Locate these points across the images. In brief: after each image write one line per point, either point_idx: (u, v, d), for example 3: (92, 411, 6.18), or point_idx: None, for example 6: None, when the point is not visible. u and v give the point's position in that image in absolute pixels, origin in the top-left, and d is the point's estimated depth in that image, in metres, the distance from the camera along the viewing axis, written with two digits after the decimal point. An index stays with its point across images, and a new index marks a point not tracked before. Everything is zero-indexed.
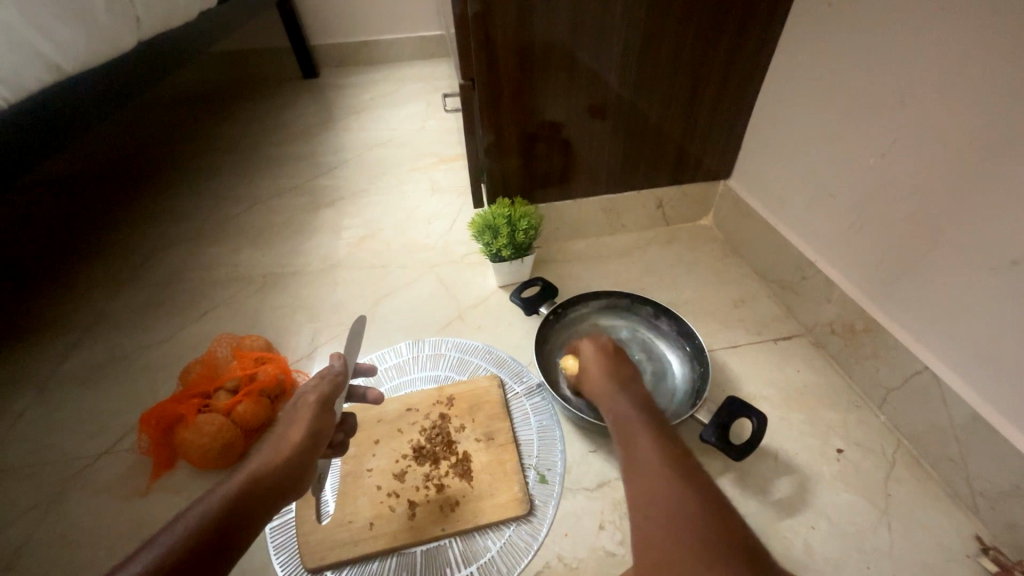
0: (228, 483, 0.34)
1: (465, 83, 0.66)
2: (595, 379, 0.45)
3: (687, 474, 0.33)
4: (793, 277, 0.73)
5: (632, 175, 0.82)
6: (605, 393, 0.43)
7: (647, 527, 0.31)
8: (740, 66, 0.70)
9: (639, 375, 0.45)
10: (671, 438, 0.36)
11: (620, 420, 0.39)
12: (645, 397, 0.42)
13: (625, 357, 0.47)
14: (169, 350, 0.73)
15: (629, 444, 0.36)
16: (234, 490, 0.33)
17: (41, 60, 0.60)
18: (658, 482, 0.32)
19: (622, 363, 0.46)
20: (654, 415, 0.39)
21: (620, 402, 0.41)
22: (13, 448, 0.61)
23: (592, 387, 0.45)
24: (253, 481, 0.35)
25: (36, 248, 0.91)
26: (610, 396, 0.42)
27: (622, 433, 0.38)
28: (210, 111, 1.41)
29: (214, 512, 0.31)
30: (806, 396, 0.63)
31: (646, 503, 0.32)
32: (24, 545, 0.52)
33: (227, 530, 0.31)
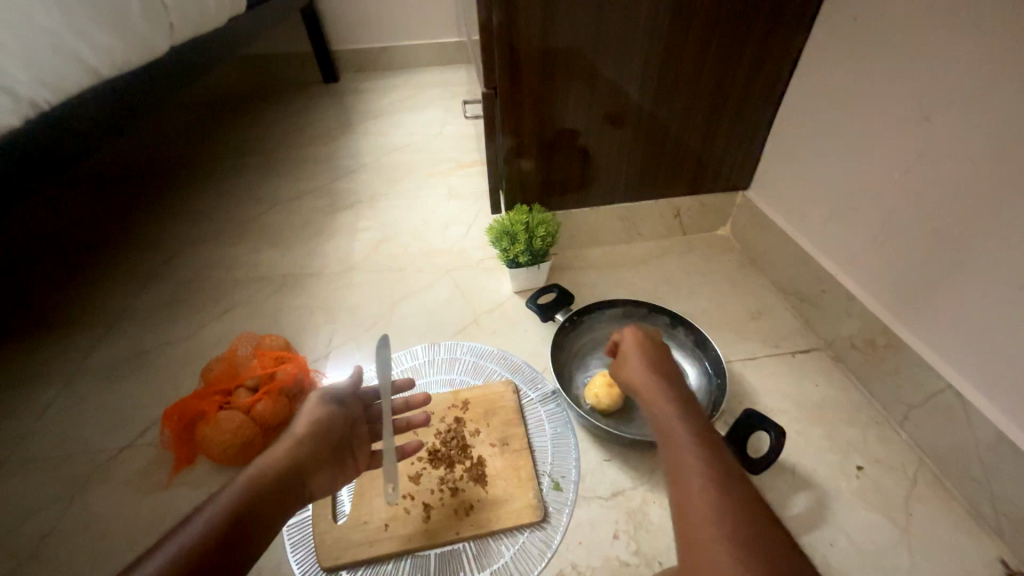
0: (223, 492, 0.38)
1: (487, 91, 0.67)
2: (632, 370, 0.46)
3: (723, 470, 0.34)
4: (812, 290, 0.72)
5: (649, 184, 0.82)
6: (643, 386, 0.44)
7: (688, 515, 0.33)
8: (761, 78, 0.70)
9: (673, 374, 0.46)
10: (717, 451, 0.36)
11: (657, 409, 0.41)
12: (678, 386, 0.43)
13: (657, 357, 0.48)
14: (191, 346, 0.74)
15: (666, 442, 0.38)
16: (228, 500, 0.37)
17: (81, 63, 0.62)
18: (696, 480, 0.34)
19: (656, 363, 0.46)
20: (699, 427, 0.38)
21: (657, 395, 0.42)
22: (39, 438, 0.63)
23: (627, 374, 0.47)
24: (248, 492, 0.38)
25: (65, 243, 0.94)
26: (646, 388, 0.44)
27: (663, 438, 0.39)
28: (234, 113, 1.44)
29: (207, 527, 0.35)
30: (824, 411, 0.63)
31: (685, 498, 0.33)
32: (49, 535, 0.53)
33: (224, 542, 0.35)
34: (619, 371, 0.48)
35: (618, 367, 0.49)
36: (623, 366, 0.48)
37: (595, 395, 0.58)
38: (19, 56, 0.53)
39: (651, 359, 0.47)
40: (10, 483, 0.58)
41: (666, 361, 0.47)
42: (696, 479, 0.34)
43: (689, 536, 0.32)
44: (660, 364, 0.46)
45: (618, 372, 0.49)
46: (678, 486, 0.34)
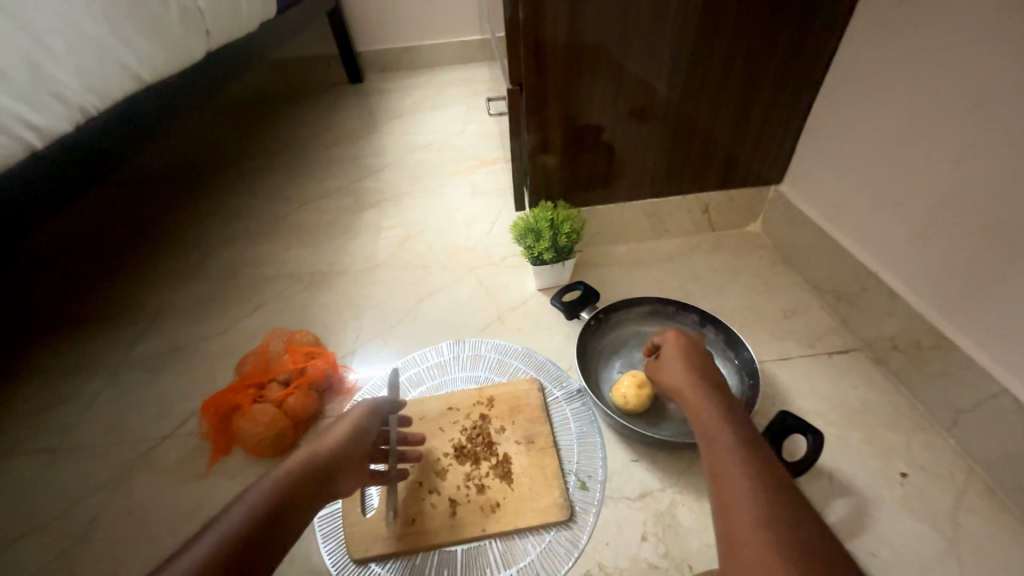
0: (256, 489, 0.38)
1: (513, 88, 0.67)
2: (674, 371, 0.47)
3: (765, 474, 0.35)
4: (851, 288, 0.69)
5: (677, 180, 0.80)
6: (688, 389, 0.45)
7: (725, 508, 0.34)
8: (797, 68, 0.67)
9: (719, 378, 0.46)
10: (764, 456, 0.36)
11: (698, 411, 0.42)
12: (721, 390, 0.44)
13: (705, 361, 0.48)
14: (225, 341, 0.77)
15: (707, 443, 0.39)
16: (261, 499, 0.38)
17: (125, 70, 0.64)
18: (738, 480, 0.35)
19: (702, 366, 0.47)
20: (747, 431, 0.39)
21: (698, 397, 0.43)
22: (88, 427, 0.66)
23: (667, 378, 0.48)
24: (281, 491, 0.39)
25: (109, 242, 0.99)
26: (687, 390, 0.44)
27: (705, 437, 0.39)
28: (264, 115, 1.49)
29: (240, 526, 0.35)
30: (864, 414, 0.60)
31: (726, 496, 0.34)
32: (98, 519, 0.56)
33: (256, 542, 0.35)
34: (659, 372, 0.49)
35: (658, 369, 0.50)
36: (663, 368, 0.49)
37: (623, 395, 0.57)
38: (70, 65, 0.56)
39: (692, 362, 0.47)
40: (62, 468, 0.61)
41: (709, 365, 0.48)
42: (740, 479, 0.34)
43: (729, 532, 0.32)
44: (701, 368, 0.47)
45: (658, 373, 0.50)
46: (719, 485, 0.35)
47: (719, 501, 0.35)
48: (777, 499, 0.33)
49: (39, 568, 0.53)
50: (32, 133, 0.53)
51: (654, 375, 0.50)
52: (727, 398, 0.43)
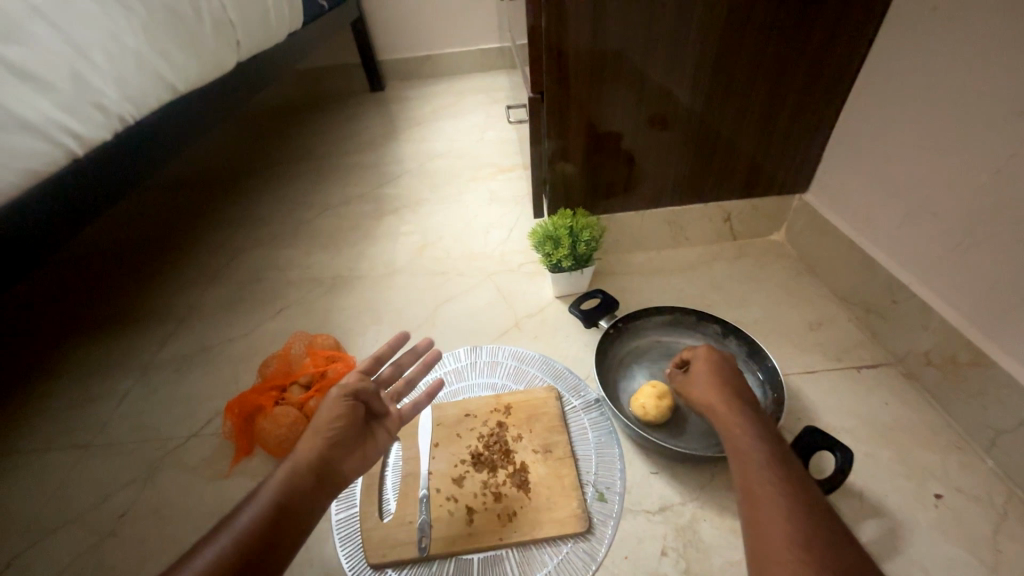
0: (260, 498, 0.40)
1: (535, 96, 0.67)
2: (703, 385, 0.47)
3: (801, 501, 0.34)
4: (881, 300, 0.67)
5: (698, 187, 0.79)
6: (718, 405, 0.44)
7: (758, 528, 0.33)
8: (824, 76, 0.66)
9: (750, 395, 0.45)
10: (798, 479, 0.36)
11: (730, 429, 0.41)
12: (755, 410, 0.43)
13: (736, 377, 0.47)
14: (249, 343, 0.79)
15: (740, 465, 0.38)
16: (265, 509, 0.39)
17: (162, 80, 0.67)
18: (770, 499, 0.34)
19: (733, 383, 0.46)
20: (779, 452, 0.38)
21: (728, 413, 0.43)
22: (118, 423, 0.68)
23: (695, 392, 0.47)
24: (280, 501, 0.40)
25: (141, 245, 1.02)
26: (716, 404, 0.44)
27: (737, 456, 0.39)
28: (289, 123, 1.53)
29: (252, 525, 0.38)
30: (895, 431, 0.58)
31: (758, 514, 0.34)
32: (126, 514, 0.58)
33: (260, 554, 0.37)
34: (688, 386, 0.48)
35: (688, 382, 0.49)
36: (692, 381, 0.48)
37: (643, 406, 0.57)
38: (111, 75, 0.58)
39: (724, 378, 0.46)
40: (94, 464, 0.63)
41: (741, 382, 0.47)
42: (774, 501, 0.34)
43: (762, 553, 0.32)
44: (733, 384, 0.46)
45: (685, 386, 0.49)
46: (752, 508, 0.35)
47: (751, 521, 0.34)
48: (814, 524, 0.32)
49: (70, 561, 0.54)
50: (74, 140, 0.55)
51: (683, 387, 0.49)
52: (762, 418, 0.42)
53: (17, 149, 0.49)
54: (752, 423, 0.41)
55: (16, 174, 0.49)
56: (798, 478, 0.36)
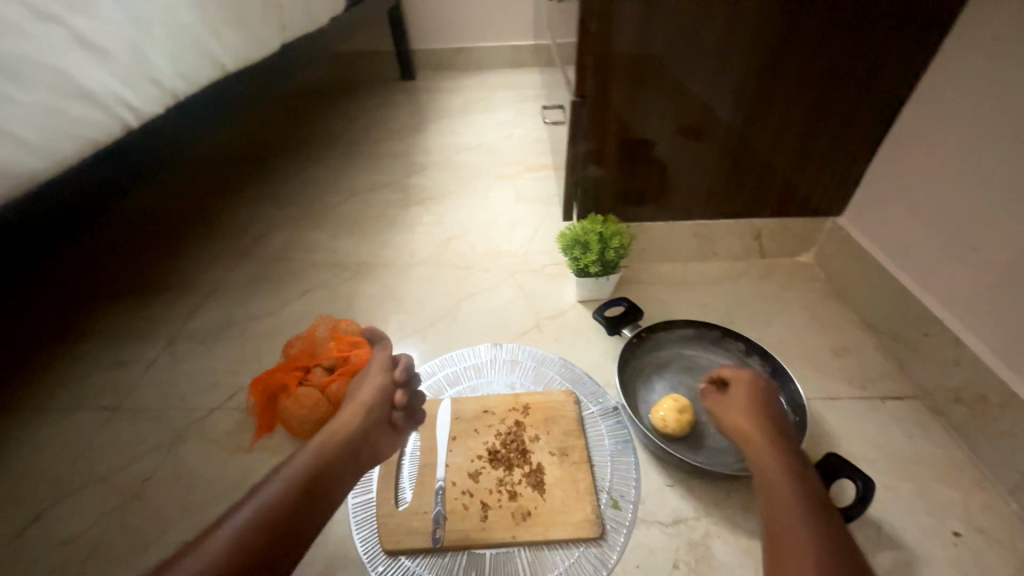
0: (287, 472, 0.42)
1: (577, 99, 0.67)
2: (738, 413, 0.48)
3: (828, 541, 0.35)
4: (911, 332, 0.66)
5: (731, 202, 0.78)
6: (751, 435, 0.45)
7: (783, 560, 0.35)
8: (872, 100, 0.65)
9: (786, 429, 0.46)
10: (827, 517, 0.37)
11: (761, 460, 0.43)
12: (789, 444, 0.44)
13: (772, 408, 0.48)
14: (273, 322, 0.80)
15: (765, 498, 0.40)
16: (292, 482, 0.41)
17: (212, 59, 0.68)
18: (797, 534, 0.36)
19: (769, 414, 0.47)
20: (809, 490, 0.39)
21: (762, 445, 0.44)
22: (144, 390, 0.70)
23: (729, 418, 0.48)
24: (305, 481, 0.41)
25: (172, 217, 1.04)
26: (751, 434, 0.45)
27: (768, 487, 0.41)
28: (319, 106, 1.54)
29: (280, 495, 0.40)
30: (917, 466, 0.57)
31: (784, 548, 0.36)
32: (149, 479, 0.59)
33: (285, 524, 0.38)
34: (722, 410, 0.49)
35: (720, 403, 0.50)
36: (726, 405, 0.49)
37: (662, 418, 0.57)
38: (166, 50, 0.59)
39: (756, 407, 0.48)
40: (120, 427, 0.65)
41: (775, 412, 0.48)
42: (802, 538, 0.36)
43: None
44: (766, 414, 0.47)
45: (719, 409, 0.50)
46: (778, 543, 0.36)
47: (777, 553, 0.36)
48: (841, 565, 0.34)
49: (95, 520, 0.56)
50: (130, 113, 0.56)
51: (715, 408, 0.51)
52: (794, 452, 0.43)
53: (80, 119, 0.50)
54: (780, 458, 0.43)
55: (76, 144, 0.51)
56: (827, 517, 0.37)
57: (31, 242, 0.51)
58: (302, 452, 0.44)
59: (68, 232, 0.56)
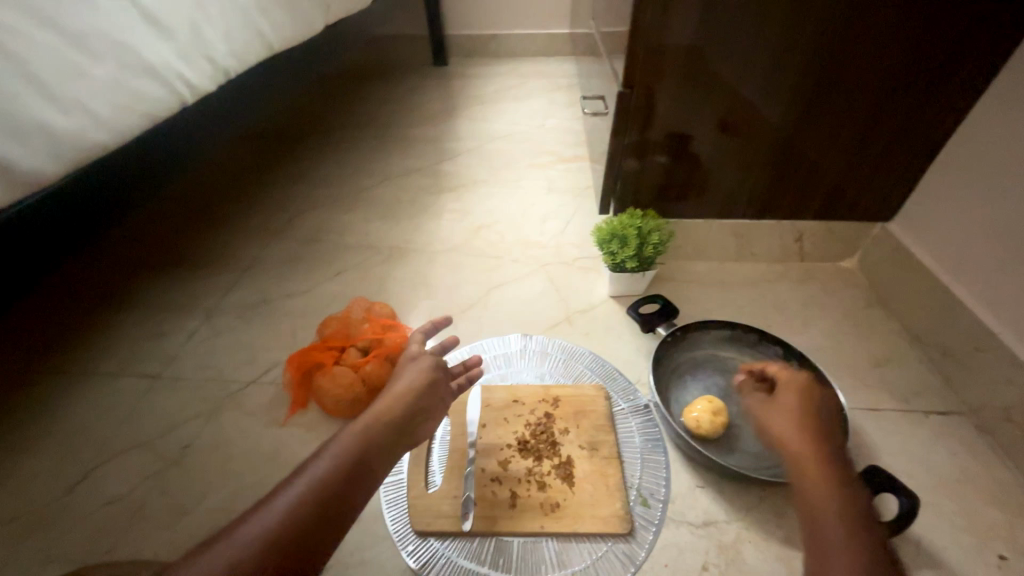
0: (335, 448, 0.42)
1: (623, 90, 0.66)
2: (779, 419, 0.45)
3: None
4: (962, 346, 0.64)
5: (774, 202, 0.76)
6: (793, 445, 0.43)
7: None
8: (938, 103, 0.63)
9: (831, 439, 0.44)
10: (874, 542, 0.35)
11: (809, 477, 0.40)
12: (841, 465, 0.41)
13: (817, 416, 0.45)
14: (307, 301, 0.81)
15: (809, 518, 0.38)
16: (339, 458, 0.41)
17: (262, 38, 0.70)
18: (841, 558, 0.35)
19: (814, 423, 0.44)
20: (856, 508, 0.38)
21: (806, 458, 0.42)
22: (185, 360, 0.72)
23: (769, 422, 0.46)
24: (353, 459, 0.41)
25: (210, 194, 1.06)
26: (793, 444, 0.43)
27: (809, 502, 0.39)
28: (352, 89, 1.54)
29: (326, 472, 0.40)
30: (961, 484, 0.55)
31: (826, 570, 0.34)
32: (191, 446, 0.62)
33: (332, 501, 0.39)
34: (762, 413, 0.47)
35: (766, 407, 0.47)
36: (772, 410, 0.47)
37: (696, 418, 0.56)
38: (220, 28, 0.61)
39: (807, 418, 0.45)
40: (163, 394, 0.68)
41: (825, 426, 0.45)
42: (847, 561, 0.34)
43: None
44: (816, 426, 0.44)
45: (755, 411, 0.48)
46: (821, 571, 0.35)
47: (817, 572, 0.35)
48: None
49: (140, 482, 0.58)
50: (187, 89, 0.57)
51: (757, 411, 0.48)
52: (846, 474, 0.41)
53: (141, 93, 0.52)
54: (831, 477, 0.40)
55: (139, 118, 0.52)
56: (880, 552, 0.35)
57: (93, 211, 0.53)
58: (349, 429, 0.44)
59: (128, 203, 0.59)
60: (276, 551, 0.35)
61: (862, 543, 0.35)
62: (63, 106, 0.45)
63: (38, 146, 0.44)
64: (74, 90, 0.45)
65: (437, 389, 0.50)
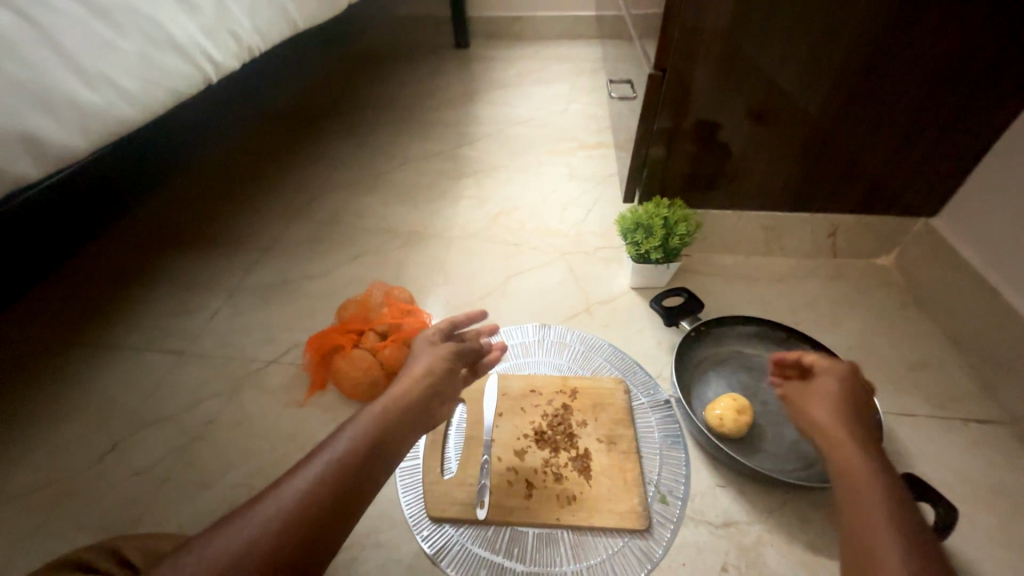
0: (357, 425, 0.42)
1: (655, 73, 0.63)
2: (816, 406, 0.45)
3: (929, 563, 0.31)
4: (1007, 352, 0.61)
5: (810, 194, 0.72)
6: (830, 431, 0.42)
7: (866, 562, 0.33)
8: (1000, 90, 0.58)
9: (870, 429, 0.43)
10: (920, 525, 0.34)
11: (847, 462, 0.39)
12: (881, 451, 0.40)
13: (857, 405, 0.44)
14: (326, 284, 0.81)
15: (850, 506, 0.36)
16: (361, 436, 0.41)
17: (284, 15, 0.68)
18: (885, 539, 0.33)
19: (853, 411, 0.43)
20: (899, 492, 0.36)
21: (844, 443, 0.41)
22: (207, 338, 0.73)
23: (806, 411, 0.45)
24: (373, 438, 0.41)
25: (232, 174, 1.07)
26: (830, 431, 0.42)
27: (849, 485, 0.38)
28: (373, 70, 1.53)
29: (348, 448, 0.40)
30: (999, 496, 0.53)
31: (869, 550, 0.33)
32: (213, 422, 0.63)
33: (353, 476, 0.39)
34: (799, 402, 0.46)
35: (802, 398, 0.46)
36: (811, 399, 0.45)
37: (719, 417, 0.54)
38: (243, 4, 0.60)
39: (848, 409, 0.43)
40: (186, 371, 0.69)
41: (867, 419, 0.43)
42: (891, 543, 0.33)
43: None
44: (854, 413, 0.43)
45: (793, 400, 0.47)
46: (867, 561, 0.33)
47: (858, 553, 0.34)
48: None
49: (164, 455, 0.60)
50: (211, 66, 0.57)
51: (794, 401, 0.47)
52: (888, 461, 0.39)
53: (166, 69, 0.51)
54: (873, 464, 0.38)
55: (165, 94, 0.52)
56: (930, 539, 0.33)
57: (121, 185, 0.54)
58: (369, 409, 0.44)
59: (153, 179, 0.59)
60: (297, 525, 0.35)
61: (906, 524, 0.34)
62: (91, 80, 0.44)
63: (68, 120, 0.43)
64: (102, 65, 0.45)
65: (454, 375, 0.50)
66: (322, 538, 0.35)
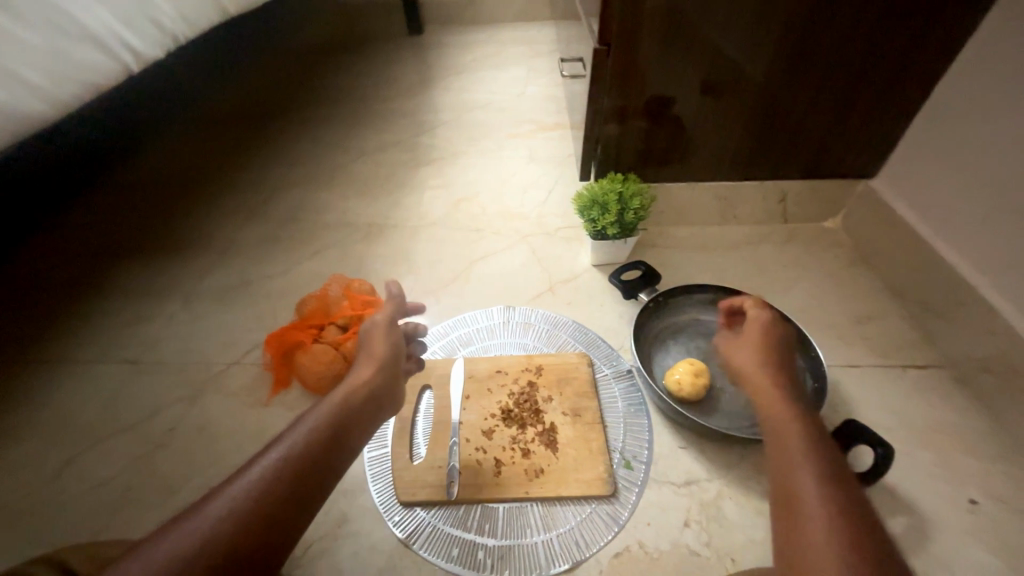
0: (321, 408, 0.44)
1: (600, 47, 0.62)
2: (745, 356, 0.48)
3: (837, 482, 0.35)
4: (942, 300, 0.65)
5: (758, 163, 0.75)
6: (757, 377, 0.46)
7: (787, 487, 0.36)
8: (925, 51, 0.61)
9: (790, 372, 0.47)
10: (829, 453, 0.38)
11: (770, 403, 0.43)
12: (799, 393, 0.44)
13: (780, 351, 0.48)
14: (286, 282, 0.80)
15: (779, 443, 0.39)
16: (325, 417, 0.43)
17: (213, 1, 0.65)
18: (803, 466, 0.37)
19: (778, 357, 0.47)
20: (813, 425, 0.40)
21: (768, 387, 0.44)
22: (163, 346, 0.71)
23: (737, 360, 0.49)
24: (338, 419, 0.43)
25: (180, 176, 1.02)
26: (757, 376, 0.46)
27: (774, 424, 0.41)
28: (324, 62, 1.47)
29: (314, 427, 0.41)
30: (937, 434, 0.57)
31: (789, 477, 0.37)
32: (175, 429, 0.61)
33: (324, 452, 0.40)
34: (732, 352, 0.50)
35: (732, 349, 0.50)
36: (744, 348, 0.49)
37: (678, 381, 0.56)
38: None
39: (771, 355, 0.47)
40: (141, 381, 0.66)
41: (791, 366, 0.48)
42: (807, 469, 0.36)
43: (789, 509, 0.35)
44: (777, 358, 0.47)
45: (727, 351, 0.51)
46: (787, 485, 0.36)
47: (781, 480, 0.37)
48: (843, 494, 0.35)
49: (123, 467, 0.58)
50: (132, 56, 0.54)
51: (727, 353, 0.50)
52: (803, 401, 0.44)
53: (78, 60, 0.48)
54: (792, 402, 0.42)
55: (78, 87, 0.49)
56: (838, 464, 0.37)
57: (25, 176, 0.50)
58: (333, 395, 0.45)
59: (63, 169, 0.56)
60: (264, 504, 0.35)
61: (819, 452, 0.38)
62: None
63: None
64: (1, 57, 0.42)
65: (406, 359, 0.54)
66: (300, 507, 0.37)
